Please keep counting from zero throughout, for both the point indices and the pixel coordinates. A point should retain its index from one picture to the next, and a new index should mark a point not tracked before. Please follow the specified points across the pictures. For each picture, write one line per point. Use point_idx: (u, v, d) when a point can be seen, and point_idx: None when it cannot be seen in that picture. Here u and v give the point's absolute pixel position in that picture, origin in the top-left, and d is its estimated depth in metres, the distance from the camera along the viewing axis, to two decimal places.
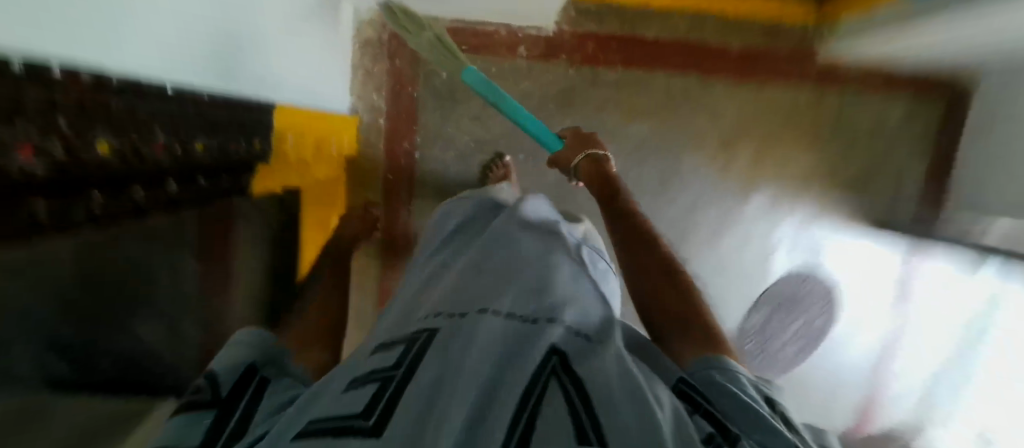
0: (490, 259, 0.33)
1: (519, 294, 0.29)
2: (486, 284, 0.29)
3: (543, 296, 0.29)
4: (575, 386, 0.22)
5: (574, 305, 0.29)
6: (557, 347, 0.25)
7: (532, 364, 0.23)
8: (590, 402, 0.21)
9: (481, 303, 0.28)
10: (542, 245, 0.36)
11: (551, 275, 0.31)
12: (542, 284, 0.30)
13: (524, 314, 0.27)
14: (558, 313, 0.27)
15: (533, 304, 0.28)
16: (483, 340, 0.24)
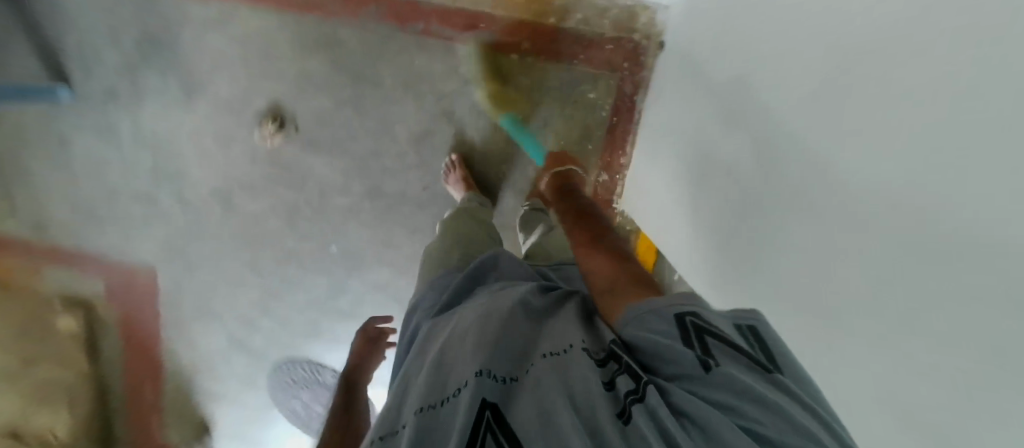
0: (459, 330, 0.42)
1: (467, 365, 0.35)
2: (430, 372, 0.37)
3: (493, 353, 0.36)
4: (507, 431, 0.29)
5: (463, 360, 0.37)
6: (492, 398, 0.32)
7: (469, 416, 0.30)
8: (517, 444, 0.27)
9: (420, 401, 0.34)
10: (468, 320, 0.43)
11: (453, 356, 0.38)
12: (457, 357, 0.37)
13: (427, 402, 0.33)
14: (453, 385, 0.34)
15: (431, 395, 0.34)
16: (447, 424, 0.31)
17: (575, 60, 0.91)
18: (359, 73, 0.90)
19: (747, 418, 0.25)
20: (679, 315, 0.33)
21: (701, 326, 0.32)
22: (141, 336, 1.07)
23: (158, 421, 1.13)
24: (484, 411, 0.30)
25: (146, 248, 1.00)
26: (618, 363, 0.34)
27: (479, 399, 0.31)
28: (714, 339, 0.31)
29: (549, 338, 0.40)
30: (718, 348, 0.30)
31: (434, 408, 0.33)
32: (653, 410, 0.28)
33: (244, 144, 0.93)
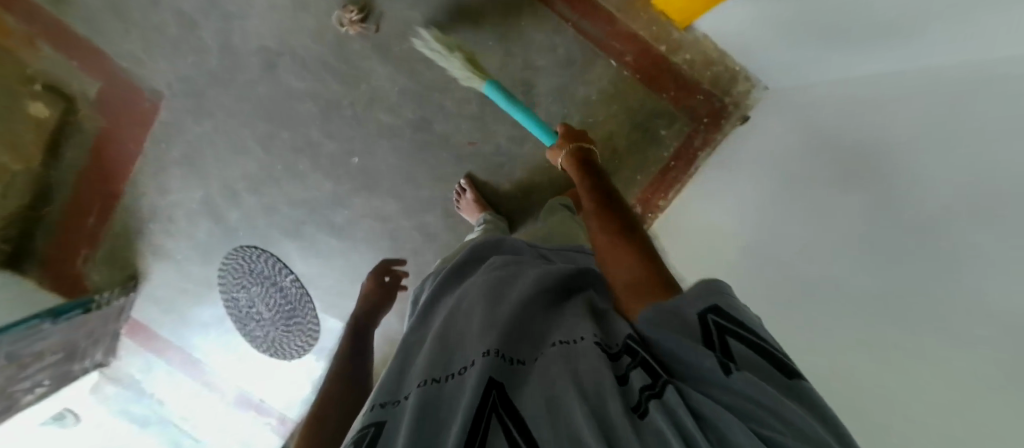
0: (468, 309, 0.43)
1: (474, 345, 0.36)
2: (440, 346, 0.39)
3: (499, 334, 0.37)
4: (511, 407, 0.29)
5: (473, 337, 0.38)
6: (498, 378, 0.32)
7: (476, 390, 0.30)
8: (524, 428, 0.27)
9: (426, 375, 0.35)
10: (481, 297, 0.44)
11: (463, 336, 0.39)
12: (472, 335, 0.38)
13: (429, 376, 0.35)
14: (461, 362, 0.35)
15: (436, 370, 0.36)
16: (451, 398, 0.32)
17: (664, 94, 0.91)
18: (464, 4, 0.86)
19: (770, 428, 0.24)
20: (699, 312, 0.32)
21: (726, 326, 0.31)
22: (111, 158, 0.98)
23: (86, 251, 1.03)
24: (491, 390, 0.30)
25: (164, 72, 0.92)
26: (634, 357, 0.33)
27: (487, 376, 0.31)
28: (736, 340, 0.30)
29: (562, 328, 0.39)
30: (740, 353, 0.29)
31: (439, 382, 0.34)
32: (670, 412, 0.26)
33: (317, 17, 0.87)
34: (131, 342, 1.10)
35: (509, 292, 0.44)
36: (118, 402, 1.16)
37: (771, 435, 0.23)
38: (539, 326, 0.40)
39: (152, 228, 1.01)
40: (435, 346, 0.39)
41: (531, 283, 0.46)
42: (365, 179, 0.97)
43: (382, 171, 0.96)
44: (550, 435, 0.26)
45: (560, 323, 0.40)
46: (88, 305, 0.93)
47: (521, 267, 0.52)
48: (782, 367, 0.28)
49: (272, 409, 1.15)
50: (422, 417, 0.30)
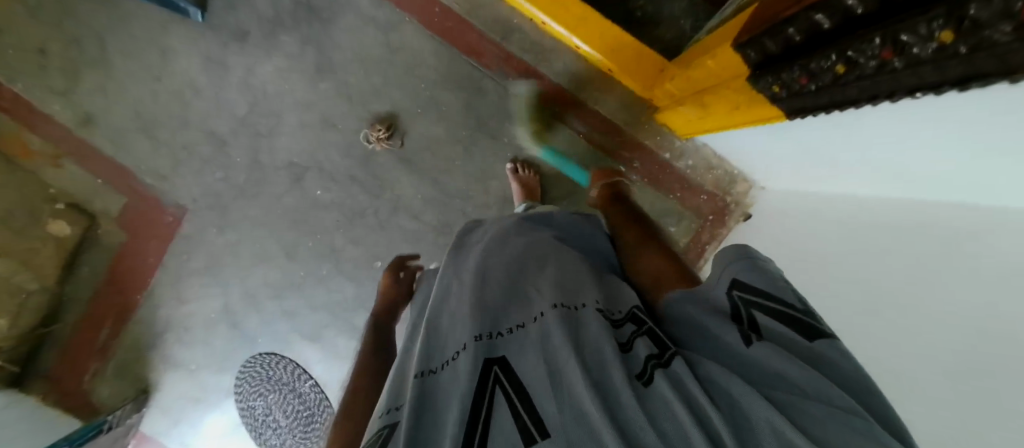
0: (459, 294, 0.47)
1: (464, 329, 0.41)
2: (434, 335, 0.43)
3: (488, 317, 0.42)
4: (512, 378, 0.35)
5: (460, 323, 0.42)
6: (498, 355, 0.38)
7: (480, 375, 0.35)
8: (523, 390, 0.33)
9: (421, 366, 0.39)
10: (467, 282, 0.47)
11: (456, 320, 0.43)
12: (461, 318, 0.42)
13: (425, 366, 0.39)
14: (453, 348, 0.40)
15: (429, 359, 0.40)
16: (449, 384, 0.36)
17: (671, 194, 0.98)
18: (484, 120, 0.93)
19: (782, 393, 0.28)
20: (728, 292, 0.37)
21: (749, 300, 0.35)
22: (129, 270, 0.97)
23: (96, 364, 1.00)
24: (495, 366, 0.36)
25: (191, 188, 0.94)
26: (640, 327, 0.39)
27: (486, 357, 0.37)
28: (765, 314, 0.34)
29: (548, 290, 0.44)
30: (766, 326, 0.33)
31: (436, 372, 0.39)
32: (675, 381, 0.31)
33: (345, 135, 0.92)
34: None
35: (495, 274, 0.47)
36: None
37: (783, 399, 0.27)
38: (527, 294, 0.45)
39: (167, 339, 1.00)
40: (429, 334, 0.43)
41: (515, 263, 0.49)
42: None
43: None
44: (549, 396, 0.32)
45: (549, 282, 0.45)
46: (101, 424, 0.90)
47: (512, 242, 0.53)
48: (807, 331, 0.31)
49: None
50: (426, 408, 0.35)
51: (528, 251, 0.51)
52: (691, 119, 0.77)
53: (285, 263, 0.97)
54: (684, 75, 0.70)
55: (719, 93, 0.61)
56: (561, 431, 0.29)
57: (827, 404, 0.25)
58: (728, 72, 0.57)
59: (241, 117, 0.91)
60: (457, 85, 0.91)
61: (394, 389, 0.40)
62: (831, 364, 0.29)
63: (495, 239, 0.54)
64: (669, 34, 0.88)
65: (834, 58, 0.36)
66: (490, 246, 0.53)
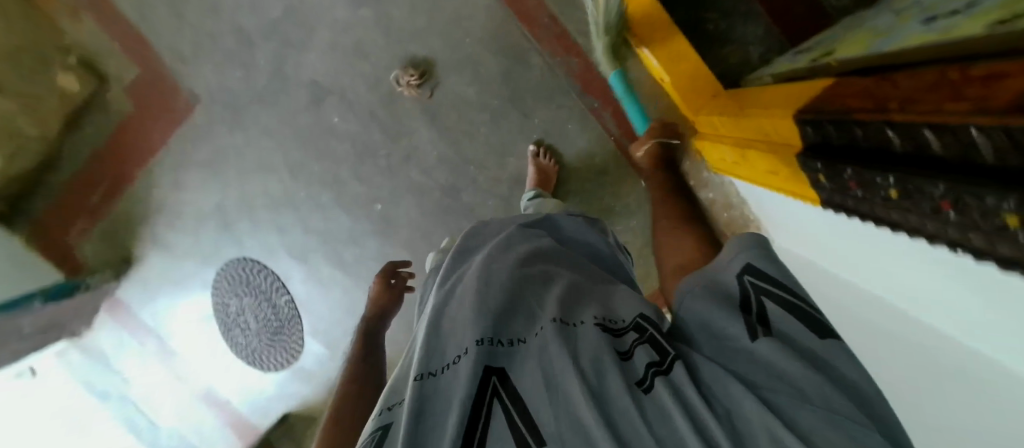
0: (461, 294, 0.43)
1: (466, 333, 0.37)
2: (434, 334, 0.40)
3: (492, 321, 0.38)
4: (510, 391, 0.32)
5: (461, 325, 0.39)
6: (498, 365, 0.34)
7: (477, 384, 0.32)
8: (520, 404, 0.31)
9: (421, 367, 0.36)
10: (469, 282, 0.44)
11: (457, 321, 0.40)
12: (465, 319, 0.39)
13: (424, 369, 0.36)
14: (454, 352, 0.36)
15: (428, 357, 0.37)
16: (448, 390, 0.33)
17: None
18: (519, 96, 0.89)
19: (779, 394, 0.28)
20: (738, 276, 0.37)
21: (761, 288, 0.35)
22: (131, 144, 0.96)
23: (84, 224, 1.01)
24: (491, 377, 0.33)
25: (207, 78, 0.90)
26: (641, 335, 0.36)
27: (485, 364, 0.34)
28: (773, 303, 0.34)
29: (552, 303, 0.40)
30: (773, 315, 0.33)
31: (436, 375, 0.35)
32: (676, 386, 0.31)
33: (375, 69, 0.88)
34: (109, 318, 1.10)
35: (499, 276, 0.44)
36: (76, 367, 1.14)
37: (779, 400, 0.28)
38: (532, 304, 0.41)
39: (157, 220, 1.01)
40: (429, 333, 0.40)
41: (520, 267, 0.46)
42: (384, 226, 0.99)
43: (402, 222, 0.98)
44: (547, 405, 0.30)
45: (552, 294, 0.42)
46: (77, 286, 0.96)
47: (519, 247, 0.50)
48: (817, 329, 0.32)
49: (233, 411, 1.13)
50: (423, 410, 0.32)
51: (535, 257, 0.49)
52: (728, 161, 0.74)
53: (287, 180, 0.96)
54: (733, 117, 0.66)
55: (763, 155, 0.58)
56: (556, 439, 0.28)
57: (830, 411, 0.26)
58: (782, 135, 0.53)
59: (272, 19, 0.86)
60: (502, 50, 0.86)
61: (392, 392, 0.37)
62: (832, 367, 0.29)
63: (499, 243, 0.51)
64: (734, 59, 0.81)
65: (892, 179, 0.34)
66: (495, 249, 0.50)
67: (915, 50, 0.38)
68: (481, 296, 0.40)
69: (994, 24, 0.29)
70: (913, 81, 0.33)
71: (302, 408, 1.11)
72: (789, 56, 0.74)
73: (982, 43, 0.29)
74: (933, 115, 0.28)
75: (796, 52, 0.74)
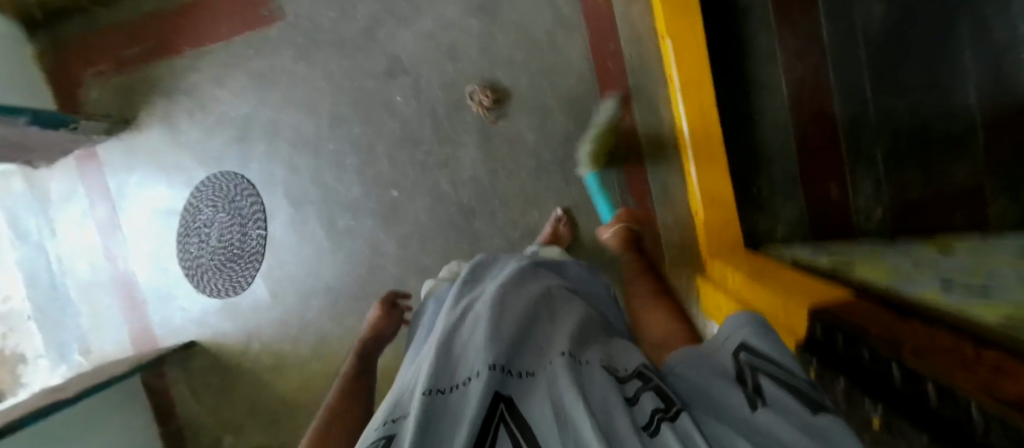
0: (474, 322, 0.44)
1: (478, 357, 0.37)
2: (444, 354, 0.40)
3: (505, 351, 0.38)
4: (519, 419, 0.31)
5: (473, 351, 0.39)
6: (506, 392, 0.34)
7: (483, 404, 0.31)
8: (528, 435, 0.29)
9: (429, 384, 0.35)
10: (481, 310, 0.45)
11: (468, 348, 0.40)
12: (478, 346, 0.39)
13: (434, 384, 0.35)
14: (466, 374, 0.36)
15: (438, 377, 0.36)
16: (456, 409, 0.32)
17: None
18: (569, 161, 0.92)
19: None
20: (734, 353, 0.36)
21: (760, 365, 0.33)
22: (198, 22, 0.95)
23: (107, 68, 0.98)
24: (499, 403, 0.32)
25: (302, 5, 0.91)
26: (646, 383, 0.35)
27: (499, 388, 0.33)
28: (769, 379, 0.32)
29: (563, 340, 0.41)
30: (770, 387, 0.31)
31: (444, 393, 0.35)
32: (680, 436, 0.28)
33: (456, 74, 0.91)
34: (74, 164, 1.02)
35: (508, 308, 0.45)
36: (11, 199, 1.04)
37: None
38: (538, 346, 0.41)
39: (180, 101, 0.97)
40: (439, 353, 0.40)
41: (532, 303, 0.47)
42: (389, 211, 0.97)
43: (409, 216, 0.98)
44: (556, 435, 0.29)
45: (556, 335, 0.43)
46: (66, 123, 0.89)
47: (528, 285, 0.51)
48: (811, 403, 0.29)
49: (143, 315, 1.04)
50: (428, 428, 0.31)
51: (543, 299, 0.49)
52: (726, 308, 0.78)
53: (323, 127, 0.95)
54: (749, 273, 0.72)
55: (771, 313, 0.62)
56: None
57: None
58: (786, 314, 0.57)
59: None
60: (574, 116, 0.90)
61: (395, 406, 0.37)
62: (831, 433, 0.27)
63: (514, 275, 0.53)
64: (762, 225, 0.90)
65: (879, 408, 0.38)
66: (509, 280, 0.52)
67: (924, 304, 0.43)
68: (495, 326, 0.41)
69: (1007, 320, 0.33)
70: (929, 335, 0.37)
71: (212, 343, 1.04)
72: (814, 245, 0.82)
73: (990, 329, 0.33)
74: (943, 374, 0.30)
75: (819, 248, 0.81)
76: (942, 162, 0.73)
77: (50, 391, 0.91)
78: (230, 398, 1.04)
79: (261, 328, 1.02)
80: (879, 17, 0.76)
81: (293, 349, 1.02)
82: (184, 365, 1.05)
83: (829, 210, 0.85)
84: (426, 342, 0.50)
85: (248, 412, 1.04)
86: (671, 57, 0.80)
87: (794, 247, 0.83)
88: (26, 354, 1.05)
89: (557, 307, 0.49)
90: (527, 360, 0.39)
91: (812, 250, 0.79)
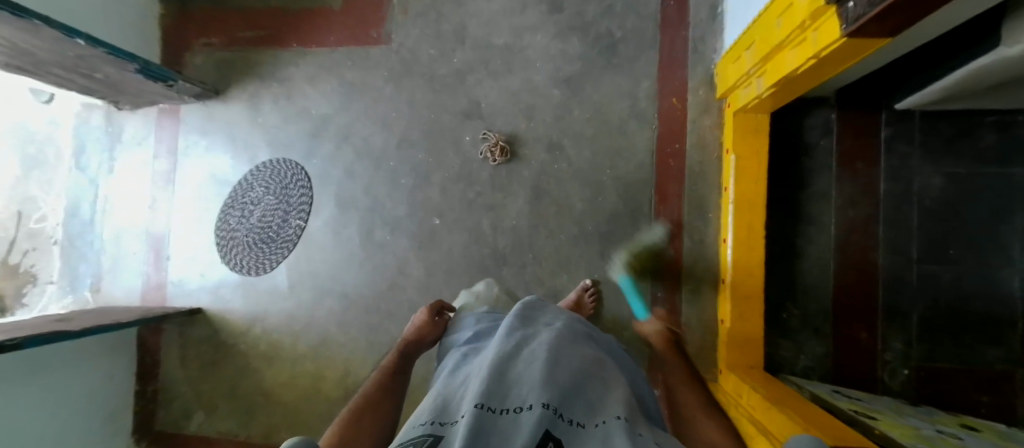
0: (527, 363, 0.44)
1: (532, 394, 0.37)
2: (491, 379, 0.40)
3: (557, 397, 0.38)
4: None
5: (522, 389, 0.39)
6: (555, 433, 0.32)
7: (536, 434, 0.31)
8: None
9: (481, 400, 0.36)
10: (534, 357, 0.46)
11: (517, 383, 0.40)
12: (531, 385, 0.40)
13: (487, 402, 0.36)
14: (518, 403, 0.36)
15: (490, 400, 0.36)
16: (505, 430, 0.32)
17: None
18: (611, 237, 0.94)
19: None
20: None
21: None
22: (311, 26, 1.04)
23: (218, 41, 1.07)
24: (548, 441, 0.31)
25: (409, 36, 1.01)
26: None
27: (549, 429, 0.32)
28: None
29: (615, 407, 0.39)
30: None
31: (492, 412, 0.35)
32: None
33: (528, 131, 0.97)
34: (154, 114, 1.09)
35: (558, 364, 0.45)
36: (82, 130, 1.09)
37: None
38: (588, 402, 0.40)
39: (271, 86, 1.05)
40: (488, 377, 0.41)
41: (579, 364, 0.47)
42: (425, 237, 0.99)
43: (442, 247, 0.99)
44: None
45: (599, 397, 0.41)
46: (165, 80, 0.95)
47: (574, 347, 0.52)
48: None
49: (163, 272, 1.07)
50: (479, 435, 0.30)
51: (591, 362, 0.49)
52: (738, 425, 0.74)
53: (391, 144, 1.01)
54: (773, 392, 0.71)
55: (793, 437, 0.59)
56: None
57: None
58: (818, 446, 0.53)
59: (490, 43, 0.98)
60: (626, 197, 0.93)
61: (441, 415, 0.37)
62: None
63: (564, 336, 0.54)
64: (785, 354, 0.89)
65: None
66: (562, 339, 0.52)
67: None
68: (550, 373, 0.41)
69: None
70: None
71: (217, 315, 1.04)
72: (842, 392, 0.79)
73: None
74: None
75: (839, 391, 0.80)
76: (971, 341, 0.80)
77: (56, 317, 0.89)
78: (213, 376, 1.03)
79: (268, 314, 1.03)
80: (936, 190, 0.82)
81: (291, 345, 1.01)
82: (182, 330, 1.05)
83: (856, 354, 0.86)
84: (467, 364, 0.51)
85: (224, 395, 1.02)
86: (732, 171, 0.84)
87: (826, 388, 0.80)
88: (38, 277, 1.04)
89: (600, 372, 0.48)
90: (580, 412, 0.38)
91: (846, 398, 0.76)
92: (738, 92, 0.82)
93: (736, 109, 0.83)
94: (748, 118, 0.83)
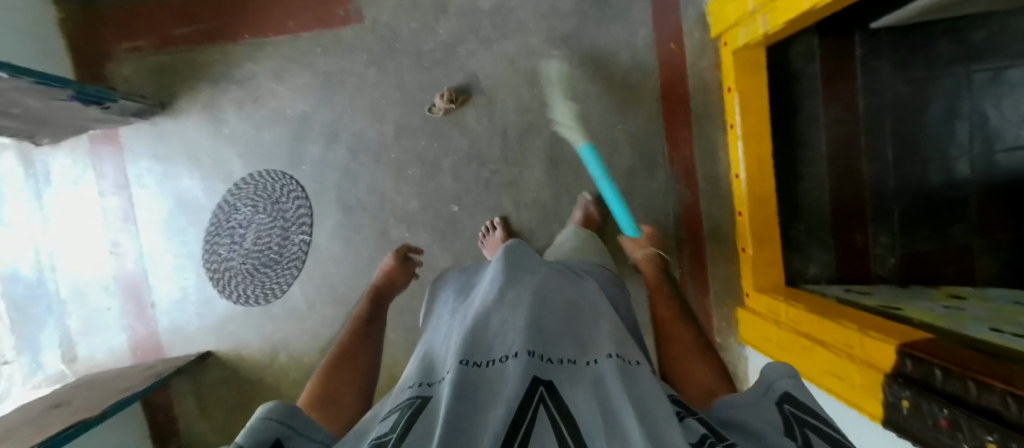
0: (507, 307, 0.43)
1: (515, 339, 0.36)
2: (472, 335, 0.38)
3: (540, 340, 0.37)
4: (562, 406, 0.28)
5: (513, 334, 0.38)
6: (545, 377, 0.31)
7: (524, 384, 0.29)
8: (571, 420, 0.27)
9: (464, 356, 0.35)
10: (518, 301, 0.44)
11: (506, 330, 0.39)
12: (524, 330, 0.38)
13: (471, 357, 0.34)
14: (502, 353, 0.36)
15: (471, 354, 0.35)
16: (492, 382, 0.31)
17: None
18: (631, 193, 0.96)
19: None
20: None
21: (802, 420, 0.28)
22: (263, 12, 0.90)
23: (146, 43, 0.89)
24: (541, 386, 0.30)
25: (384, 11, 0.90)
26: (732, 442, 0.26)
27: (537, 374, 0.31)
28: None
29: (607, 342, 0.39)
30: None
31: (479, 365, 0.34)
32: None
33: (533, 98, 0.93)
34: (86, 144, 0.92)
35: (548, 305, 0.44)
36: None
37: None
38: (581, 342, 0.40)
39: (229, 90, 0.91)
40: (466, 337, 0.38)
41: (564, 308, 0.45)
42: (446, 227, 0.95)
43: (466, 233, 0.95)
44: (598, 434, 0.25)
45: (589, 335, 0.41)
46: (101, 102, 0.78)
47: (560, 279, 0.52)
48: None
49: (150, 321, 0.95)
50: (465, 389, 0.29)
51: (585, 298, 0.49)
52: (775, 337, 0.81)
53: (389, 135, 0.93)
54: (809, 304, 0.76)
55: (836, 341, 0.63)
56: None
57: None
58: (864, 348, 0.56)
59: (477, 8, 0.91)
60: (640, 151, 0.95)
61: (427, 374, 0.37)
62: None
63: (555, 274, 0.54)
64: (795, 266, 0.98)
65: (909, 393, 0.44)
66: (550, 281, 0.51)
67: (989, 339, 0.44)
68: (536, 315, 0.41)
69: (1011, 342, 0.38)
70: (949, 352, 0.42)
71: (231, 354, 0.95)
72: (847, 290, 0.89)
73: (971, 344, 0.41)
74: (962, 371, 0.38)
75: (850, 288, 0.90)
76: (941, 222, 0.88)
77: (50, 404, 0.77)
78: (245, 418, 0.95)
79: (290, 340, 0.95)
80: (905, 97, 0.88)
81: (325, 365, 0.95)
82: (195, 380, 0.95)
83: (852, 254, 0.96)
84: (456, 317, 0.49)
85: None
86: (737, 107, 0.86)
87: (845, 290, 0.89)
88: None
89: (595, 313, 0.48)
90: (560, 351, 0.37)
91: (856, 294, 0.85)
92: (736, 36, 0.82)
93: (734, 49, 0.84)
94: (746, 56, 0.84)
